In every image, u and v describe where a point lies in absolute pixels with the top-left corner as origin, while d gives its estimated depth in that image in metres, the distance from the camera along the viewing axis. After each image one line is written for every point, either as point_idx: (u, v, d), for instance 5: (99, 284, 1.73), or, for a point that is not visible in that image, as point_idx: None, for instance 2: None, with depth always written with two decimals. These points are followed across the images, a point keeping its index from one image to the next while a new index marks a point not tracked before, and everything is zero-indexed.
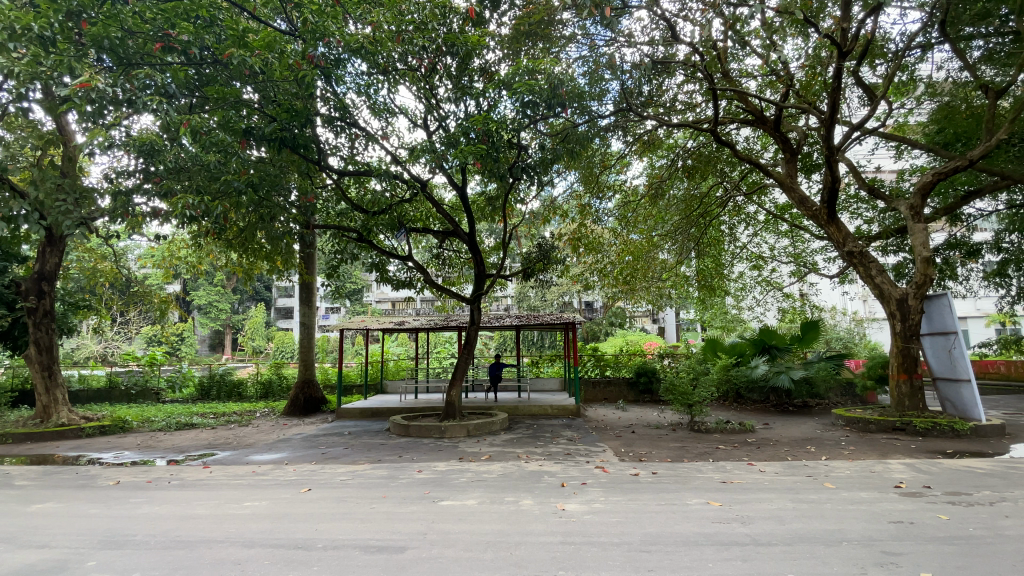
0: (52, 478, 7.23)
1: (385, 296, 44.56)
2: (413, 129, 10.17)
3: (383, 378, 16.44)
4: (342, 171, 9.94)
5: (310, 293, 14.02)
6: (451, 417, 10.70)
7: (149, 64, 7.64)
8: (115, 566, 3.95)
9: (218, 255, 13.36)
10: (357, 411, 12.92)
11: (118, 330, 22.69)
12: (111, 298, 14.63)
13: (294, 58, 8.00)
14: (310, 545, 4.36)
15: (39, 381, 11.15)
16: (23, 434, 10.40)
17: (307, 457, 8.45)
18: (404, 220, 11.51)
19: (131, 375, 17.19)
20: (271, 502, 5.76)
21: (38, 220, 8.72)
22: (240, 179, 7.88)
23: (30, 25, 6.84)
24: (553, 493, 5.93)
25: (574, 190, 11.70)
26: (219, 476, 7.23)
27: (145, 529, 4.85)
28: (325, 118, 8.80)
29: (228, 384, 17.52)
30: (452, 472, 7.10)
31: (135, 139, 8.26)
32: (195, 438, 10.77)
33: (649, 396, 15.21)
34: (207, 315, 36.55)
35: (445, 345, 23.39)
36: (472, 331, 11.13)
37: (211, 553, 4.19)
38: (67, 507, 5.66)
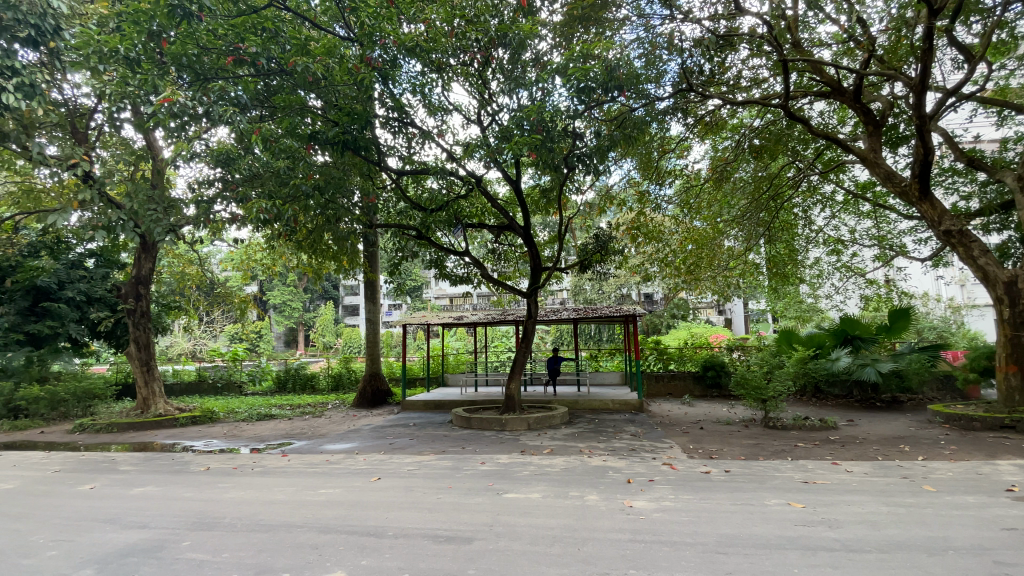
0: (152, 464, 7.95)
1: (444, 292, 45.64)
2: (466, 125, 10.20)
3: (443, 371, 16.83)
4: (400, 170, 10.11)
5: (373, 290, 14.53)
6: (512, 410, 10.73)
7: (222, 77, 8.12)
8: (207, 547, 4.24)
9: (290, 258, 14.07)
10: (420, 403, 13.29)
11: (206, 329, 24.70)
12: (198, 299, 15.74)
13: (353, 62, 8.27)
14: (381, 533, 4.48)
15: (140, 375, 12.31)
16: (127, 423, 11.49)
17: (376, 447, 8.77)
18: (461, 217, 11.63)
19: (217, 370, 18.64)
20: (344, 489, 6.02)
21: (133, 229, 9.57)
22: (308, 183, 8.27)
23: (118, 48, 7.44)
24: (620, 489, 5.76)
25: (630, 178, 11.34)
26: (297, 464, 7.64)
27: (233, 512, 5.20)
28: (383, 120, 9.04)
29: (302, 377, 18.67)
30: (514, 465, 7.11)
31: (214, 150, 8.89)
32: (274, 428, 11.48)
33: (717, 390, 14.53)
34: (281, 314, 39.12)
35: (503, 339, 23.59)
36: (530, 325, 11.08)
37: (291, 537, 4.41)
38: (165, 490, 6.19)
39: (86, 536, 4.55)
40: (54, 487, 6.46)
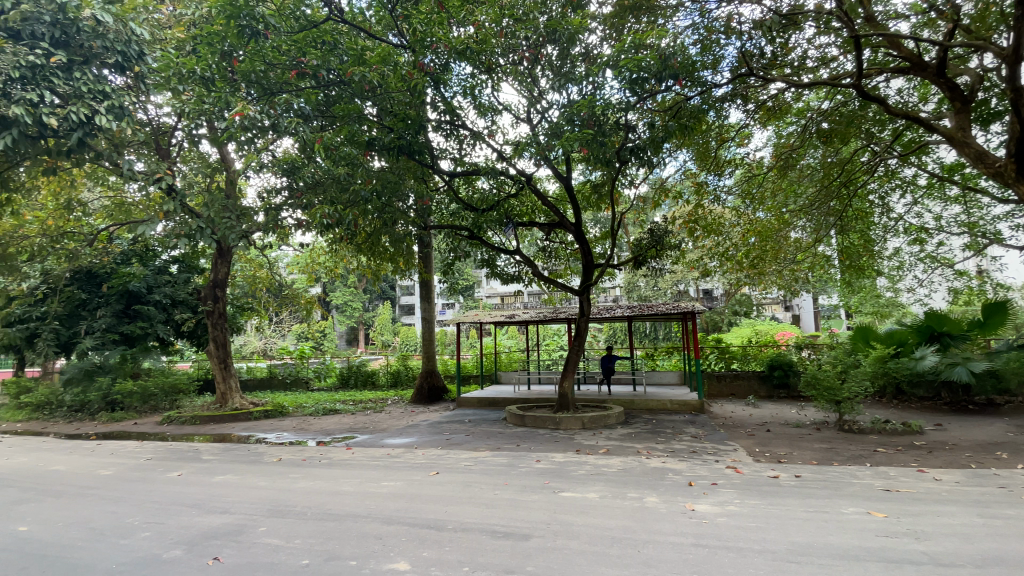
0: (230, 454, 8.56)
1: (496, 291, 46.13)
2: (516, 124, 10.22)
3: (497, 369, 17.00)
4: (453, 172, 10.24)
5: (428, 290, 14.88)
6: (566, 408, 10.66)
7: (286, 91, 8.58)
8: (280, 533, 4.51)
9: (351, 259, 14.65)
10: (475, 400, 13.48)
11: (275, 329, 26.31)
12: (268, 301, 16.68)
13: (406, 69, 8.45)
14: (441, 526, 4.59)
15: (218, 372, 13.26)
16: (208, 416, 12.40)
17: (434, 442, 8.99)
18: (512, 215, 11.67)
19: (286, 367, 19.79)
20: (404, 482, 6.21)
21: (210, 236, 10.32)
22: (366, 187, 8.58)
23: (194, 69, 8.04)
24: (681, 492, 5.58)
25: (686, 169, 10.96)
26: (360, 457, 7.98)
27: (303, 501, 5.50)
28: (435, 124, 9.21)
29: (363, 374, 19.48)
30: (570, 464, 7.05)
31: (281, 159, 9.46)
32: (339, 422, 12.03)
33: (784, 391, 13.77)
34: (343, 313, 41.00)
35: (556, 338, 23.51)
36: (582, 322, 10.95)
37: (357, 527, 4.60)
38: (242, 479, 6.64)
39: (175, 519, 4.96)
40: (147, 473, 7.09)
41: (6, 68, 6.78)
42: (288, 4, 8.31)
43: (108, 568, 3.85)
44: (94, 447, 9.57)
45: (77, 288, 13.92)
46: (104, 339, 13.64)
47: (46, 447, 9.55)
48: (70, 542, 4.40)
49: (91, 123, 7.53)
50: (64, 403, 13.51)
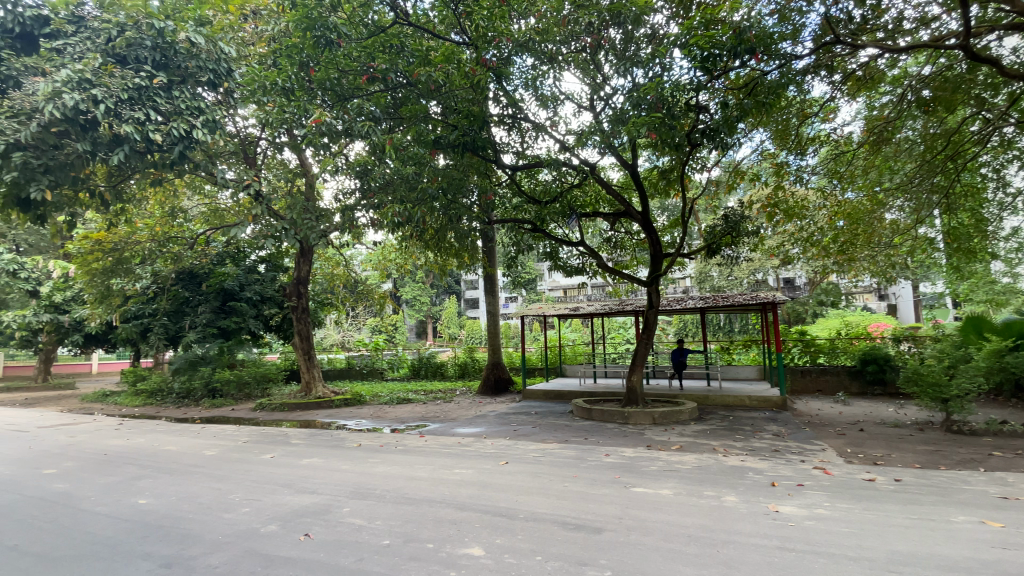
0: (315, 439, 9.19)
1: (559, 282, 45.99)
2: (578, 113, 10.05)
3: (562, 362, 16.95)
4: (515, 165, 10.23)
5: (492, 284, 15.07)
6: (636, 403, 10.41)
7: (358, 96, 9.00)
8: (363, 514, 4.78)
9: (419, 256, 15.13)
10: (540, 393, 13.53)
11: (351, 323, 27.88)
12: (345, 296, 17.67)
13: (469, 66, 8.52)
14: (512, 515, 4.65)
15: (303, 362, 14.24)
16: (295, 404, 13.37)
17: (502, 433, 9.14)
18: (576, 206, 11.53)
19: (363, 358, 20.92)
20: (475, 471, 6.37)
21: (294, 236, 11.07)
22: (433, 185, 8.86)
23: (276, 80, 8.60)
24: (762, 492, 5.28)
25: (762, 150, 10.29)
26: (432, 445, 8.28)
27: (382, 485, 5.79)
28: (498, 118, 9.26)
29: (433, 365, 20.16)
30: (641, 459, 6.89)
31: (353, 162, 9.96)
32: (411, 411, 12.54)
33: (879, 387, 12.61)
34: (413, 308, 42.67)
35: (622, 330, 23.06)
36: (651, 315, 10.62)
37: (432, 512, 4.78)
38: (327, 462, 7.10)
39: (270, 497, 5.40)
40: (245, 455, 7.78)
41: (118, 91, 7.57)
42: (358, 13, 8.69)
43: (216, 539, 4.26)
44: (199, 430, 10.61)
45: (181, 287, 15.42)
46: (205, 333, 15.04)
47: (161, 429, 10.71)
48: (183, 514, 4.92)
49: (190, 137, 8.29)
50: (174, 390, 15.09)
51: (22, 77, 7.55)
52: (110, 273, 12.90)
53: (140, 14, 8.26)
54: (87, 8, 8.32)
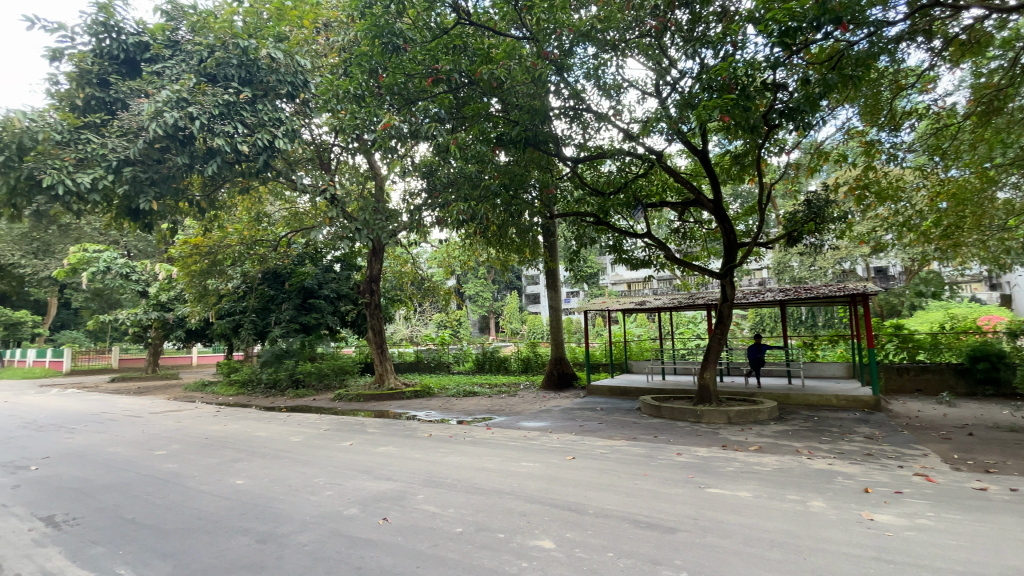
0: (389, 428, 9.62)
1: (622, 276, 45.10)
2: (643, 100, 9.75)
3: (627, 358, 16.63)
4: (578, 158, 10.09)
5: (554, 279, 14.99)
6: (708, 400, 9.99)
7: (424, 98, 9.27)
8: (436, 501, 4.95)
9: (483, 253, 15.37)
10: (606, 388, 13.34)
11: (418, 318, 28.89)
12: (412, 293, 18.33)
13: (531, 60, 8.49)
14: (582, 510, 4.63)
15: (376, 356, 14.94)
16: (369, 394, 14.08)
17: (568, 427, 9.11)
18: (641, 196, 11.22)
19: (430, 352, 21.62)
20: (543, 464, 6.40)
21: (366, 235, 11.63)
22: (496, 182, 8.96)
23: (348, 88, 9.04)
24: (854, 498, 4.90)
25: (848, 127, 9.48)
26: (499, 437, 8.41)
27: (453, 474, 5.96)
28: (561, 111, 9.15)
29: (496, 359, 20.46)
30: (715, 459, 6.62)
31: (420, 163, 10.27)
32: (478, 404, 12.81)
33: (992, 387, 11.29)
34: (475, 303, 43.51)
35: (690, 325, 22.21)
36: (725, 308, 10.14)
37: (502, 503, 4.86)
38: (400, 451, 7.42)
39: (350, 482, 5.73)
40: (326, 442, 8.30)
41: (210, 108, 8.25)
42: (422, 17, 8.93)
43: (304, 519, 4.58)
44: (285, 417, 11.43)
45: (267, 286, 16.65)
46: (289, 328, 16.19)
47: (252, 417, 11.65)
48: (275, 495, 5.33)
49: (272, 146, 8.98)
50: (262, 381, 16.39)
51: (131, 100, 8.46)
52: (206, 275, 14.30)
53: (228, 36, 8.98)
54: (181, 34, 9.16)
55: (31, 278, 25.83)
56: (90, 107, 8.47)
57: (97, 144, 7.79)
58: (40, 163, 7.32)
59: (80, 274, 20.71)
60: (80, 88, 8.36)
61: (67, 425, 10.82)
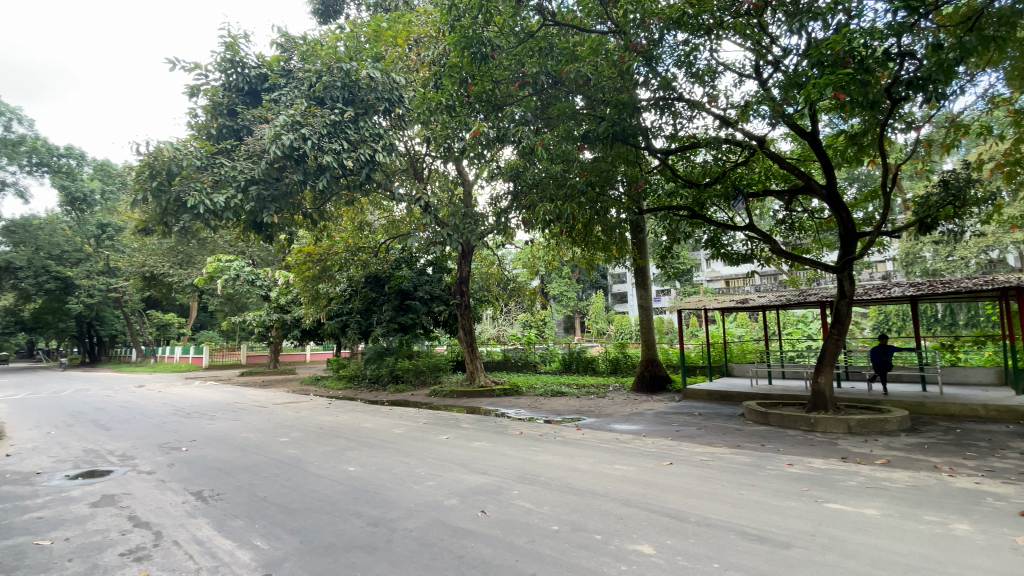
0: (481, 424, 9.92)
1: (717, 273, 42.66)
2: (740, 84, 9.14)
3: (726, 360, 15.67)
4: (669, 149, 9.67)
5: (644, 277, 14.50)
6: (822, 407, 9.11)
7: (510, 102, 9.44)
8: (531, 498, 5.02)
9: (568, 252, 15.32)
10: (703, 392, 12.67)
11: (504, 318, 29.52)
12: (499, 293, 18.74)
13: (618, 54, 8.31)
14: (683, 517, 4.44)
15: (467, 354, 15.48)
16: (461, 392, 14.61)
17: (663, 432, 8.78)
18: (740, 186, 10.52)
19: (517, 351, 21.95)
20: (638, 468, 6.23)
21: (456, 239, 12.10)
22: (582, 180, 8.90)
23: (439, 100, 9.47)
24: (1011, 523, 4.20)
25: (993, 95, 8.15)
26: (591, 438, 8.33)
27: (547, 473, 6.01)
28: (651, 102, 8.81)
29: (584, 360, 20.27)
30: (833, 472, 6.02)
31: (506, 167, 10.48)
32: (567, 404, 12.77)
33: None
34: (560, 303, 43.52)
35: (798, 326, 20.39)
36: (842, 305, 9.18)
37: (598, 504, 4.81)
38: (493, 447, 7.62)
39: (449, 475, 5.99)
40: (425, 436, 8.74)
41: (320, 128, 9.07)
42: (508, 23, 9.09)
43: (409, 506, 4.87)
44: (387, 411, 12.24)
45: (370, 289, 17.84)
46: (388, 328, 17.31)
47: (358, 409, 12.61)
48: (382, 483, 5.73)
49: (373, 160, 9.74)
50: (365, 377, 17.69)
51: (254, 126, 9.54)
52: (318, 279, 15.45)
53: (333, 61, 9.78)
54: (293, 63, 10.16)
55: (178, 286, 30.07)
56: (222, 135, 9.78)
57: (229, 167, 8.86)
58: (185, 186, 8.50)
59: (216, 280, 23.73)
60: (214, 119, 9.68)
61: (209, 413, 12.45)
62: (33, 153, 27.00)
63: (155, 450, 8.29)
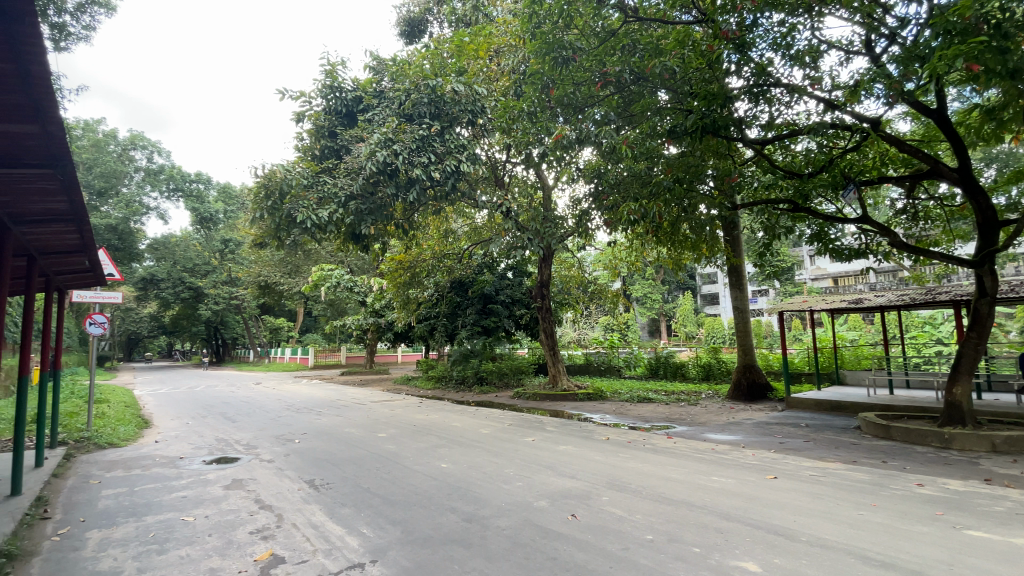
0: (567, 428, 9.88)
1: (822, 271, 39.03)
2: (847, 62, 8.32)
3: (836, 367, 14.26)
4: (765, 139, 9.02)
5: (739, 277, 13.60)
6: (958, 422, 7.94)
7: (591, 104, 9.33)
8: (622, 505, 4.92)
9: (652, 252, 14.84)
10: (811, 401, 11.62)
11: (586, 321, 29.25)
12: (580, 296, 18.60)
13: (707, 43, 7.92)
14: (792, 536, 4.11)
15: (549, 358, 15.48)
16: (545, 394, 14.64)
17: (764, 443, 8.18)
18: (849, 174, 9.56)
19: (600, 355, 21.55)
20: (737, 481, 5.87)
21: (538, 243, 12.19)
22: (668, 177, 8.54)
23: (522, 107, 9.66)
24: None
25: None
26: (683, 447, 7.97)
27: (637, 481, 5.85)
28: (745, 91, 8.27)
29: (672, 365, 19.47)
30: (974, 495, 5.25)
31: (587, 168, 10.39)
32: (656, 410, 12.31)
33: None
34: (644, 305, 42.18)
35: (922, 328, 18.05)
36: (983, 305, 7.98)
37: (694, 516, 4.60)
38: (581, 451, 7.56)
39: (538, 477, 6.04)
40: (511, 437, 8.88)
41: (410, 143, 9.61)
42: (589, 24, 9.00)
43: (500, 505, 4.99)
44: (474, 411, 12.62)
45: (454, 293, 18.47)
46: (472, 331, 17.91)
47: (447, 409, 13.12)
48: (474, 481, 5.91)
49: (458, 170, 10.13)
50: (453, 378, 18.40)
51: (351, 146, 10.33)
52: (408, 285, 16.21)
53: (420, 79, 10.30)
54: (384, 83, 10.85)
55: (287, 293, 33.24)
56: (324, 154, 10.70)
57: (331, 184, 9.66)
58: (295, 204, 9.41)
59: (318, 288, 25.89)
60: (318, 141, 10.64)
61: (315, 409, 13.61)
62: (170, 180, 31.35)
63: (273, 440, 9.23)
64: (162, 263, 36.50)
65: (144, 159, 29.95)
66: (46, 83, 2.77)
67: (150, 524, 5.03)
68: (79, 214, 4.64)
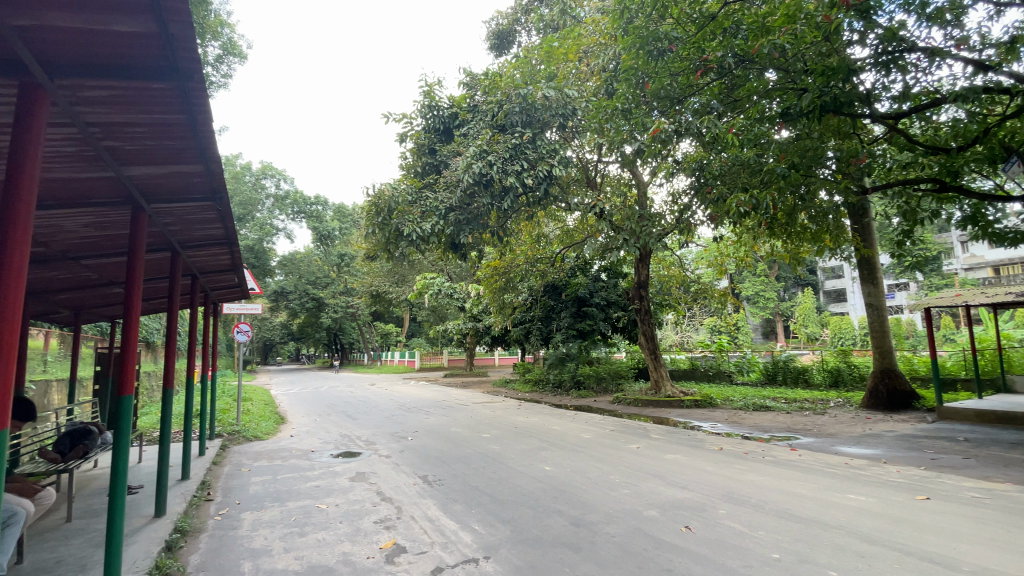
0: (673, 436, 9.44)
1: (979, 259, 33.27)
2: (1003, 13, 7.07)
3: (1002, 372, 12.06)
4: (899, 112, 7.93)
5: (871, 269, 12.08)
6: None
7: (691, 94, 8.90)
8: (741, 519, 4.59)
9: (762, 247, 13.73)
10: (970, 412, 9.93)
11: (690, 322, 27.75)
12: (682, 296, 17.72)
13: (822, 14, 7.18)
14: (953, 565, 3.55)
15: (651, 362, 14.93)
16: (647, 400, 14.13)
17: (910, 459, 7.15)
18: (1013, 142, 8.07)
19: (707, 359, 20.30)
20: (879, 500, 5.19)
21: (635, 243, 11.83)
22: (782, 164, 7.84)
23: (616, 105, 9.49)
24: None
25: None
26: (809, 460, 7.23)
27: (757, 495, 5.41)
28: (871, 60, 7.35)
29: (792, 370, 17.76)
30: None
31: (686, 163, 9.91)
32: (774, 419, 11.29)
33: None
34: (755, 305, 39.01)
35: None
36: None
37: (828, 536, 4.15)
38: (691, 461, 7.16)
39: (645, 485, 5.85)
40: (614, 443, 8.69)
41: (504, 153, 9.88)
42: (685, 12, 8.61)
43: (607, 511, 4.91)
44: (574, 415, 12.57)
45: (549, 297, 18.64)
46: (568, 334, 17.91)
47: (547, 413, 13.19)
48: (579, 485, 5.88)
49: (551, 175, 10.21)
50: (551, 381, 18.48)
51: (450, 160, 10.86)
52: (505, 290, 16.61)
53: (511, 89, 10.56)
54: (478, 97, 11.28)
55: (395, 302, 35.71)
56: (426, 171, 11.38)
57: (433, 198, 10.25)
58: (402, 219, 10.10)
59: (422, 296, 27.48)
60: (419, 158, 11.33)
61: (424, 410, 14.44)
62: (295, 204, 35.19)
63: (389, 437, 9.96)
64: (291, 277, 41.18)
65: (273, 187, 33.90)
66: (209, 126, 3.22)
67: (292, 509, 5.69)
68: (230, 238, 5.37)
